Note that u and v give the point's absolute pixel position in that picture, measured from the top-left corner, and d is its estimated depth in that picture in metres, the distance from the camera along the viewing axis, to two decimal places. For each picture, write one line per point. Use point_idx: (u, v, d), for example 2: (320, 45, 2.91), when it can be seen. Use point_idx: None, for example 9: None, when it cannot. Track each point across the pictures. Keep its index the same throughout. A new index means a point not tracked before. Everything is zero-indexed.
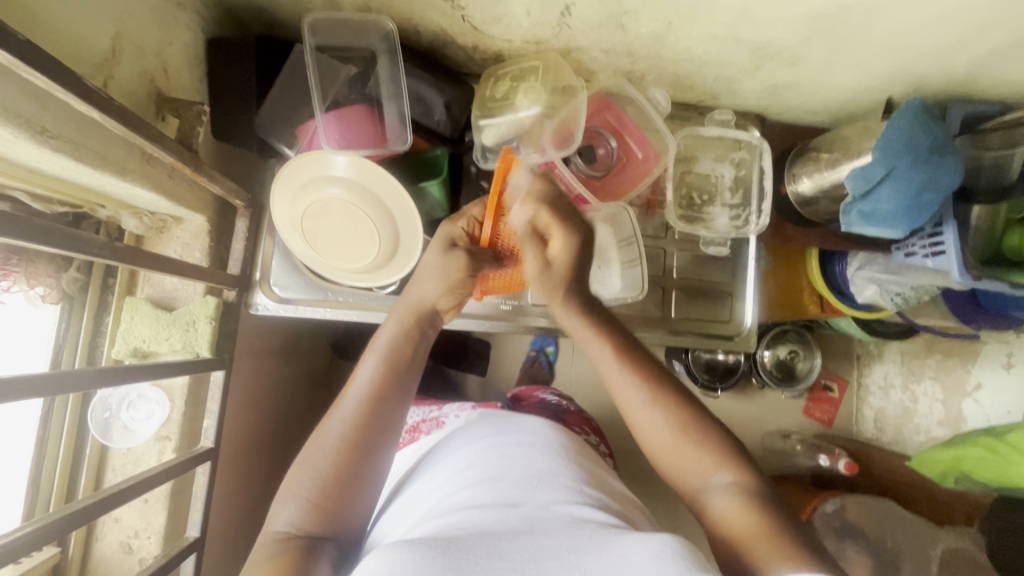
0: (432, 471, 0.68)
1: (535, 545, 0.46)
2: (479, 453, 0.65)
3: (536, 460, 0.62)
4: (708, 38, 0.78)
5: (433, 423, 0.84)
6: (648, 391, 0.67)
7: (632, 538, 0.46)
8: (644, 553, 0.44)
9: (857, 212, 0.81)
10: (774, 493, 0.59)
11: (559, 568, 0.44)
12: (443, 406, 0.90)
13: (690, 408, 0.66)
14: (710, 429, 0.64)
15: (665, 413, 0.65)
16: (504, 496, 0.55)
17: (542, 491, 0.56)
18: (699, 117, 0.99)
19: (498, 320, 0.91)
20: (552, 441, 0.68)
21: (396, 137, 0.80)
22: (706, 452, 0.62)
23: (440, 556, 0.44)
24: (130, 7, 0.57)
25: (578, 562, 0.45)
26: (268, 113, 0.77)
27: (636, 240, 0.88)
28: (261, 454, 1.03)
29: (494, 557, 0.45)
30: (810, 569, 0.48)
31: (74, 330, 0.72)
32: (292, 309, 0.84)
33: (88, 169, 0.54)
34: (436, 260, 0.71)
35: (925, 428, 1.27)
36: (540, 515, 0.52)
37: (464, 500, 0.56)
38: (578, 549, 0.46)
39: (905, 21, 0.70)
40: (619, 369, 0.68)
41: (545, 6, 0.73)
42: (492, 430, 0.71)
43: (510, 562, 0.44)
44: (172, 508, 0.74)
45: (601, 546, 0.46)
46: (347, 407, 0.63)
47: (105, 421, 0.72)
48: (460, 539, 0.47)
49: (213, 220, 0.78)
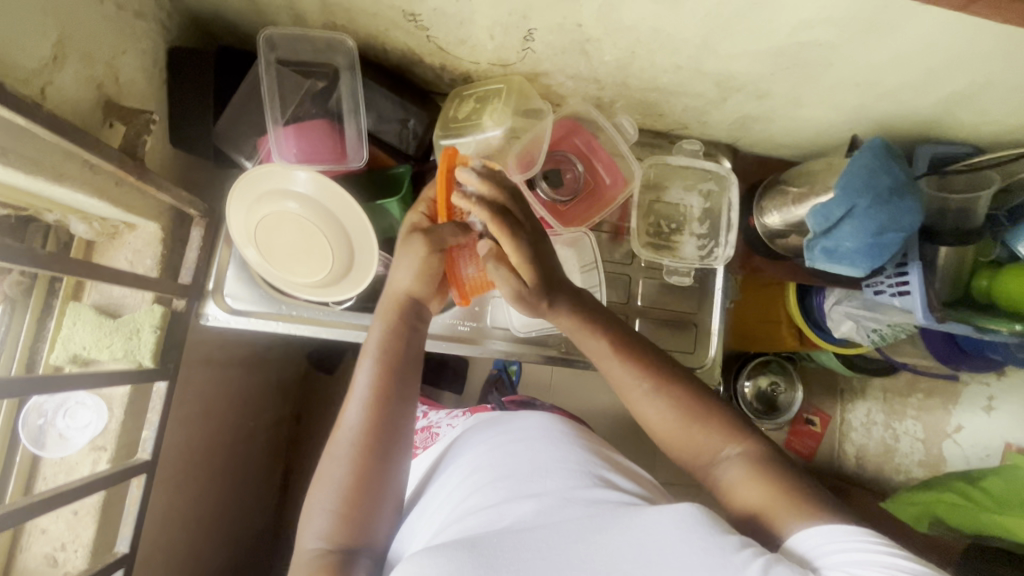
0: (444, 479, 0.66)
1: (557, 532, 0.49)
2: (486, 447, 0.65)
3: (542, 448, 0.62)
4: (673, 68, 0.78)
5: (427, 435, 0.85)
6: (650, 380, 0.66)
7: (653, 512, 0.49)
8: (666, 522, 0.48)
9: (820, 249, 0.79)
10: (782, 456, 0.60)
11: (587, 550, 0.46)
12: (431, 416, 0.91)
13: (694, 391, 0.66)
14: (713, 405, 0.65)
15: (668, 400, 0.65)
16: (518, 488, 0.56)
17: (555, 478, 0.57)
18: (668, 146, 0.99)
19: (457, 341, 0.90)
20: (552, 429, 0.66)
21: (355, 152, 0.79)
22: (712, 432, 0.62)
23: (469, 556, 0.47)
24: (78, 15, 0.57)
25: (603, 538, 0.47)
26: (227, 125, 0.77)
27: (597, 267, 0.89)
28: (216, 466, 1.00)
29: (521, 548, 0.47)
30: (822, 523, 0.50)
31: (14, 334, 0.71)
32: (244, 322, 0.82)
33: (18, 174, 0.54)
34: (409, 260, 0.68)
35: (905, 467, 1.22)
36: (558, 503, 0.53)
37: (477, 502, 0.56)
38: (600, 529, 0.48)
39: (864, 62, 0.70)
40: (617, 366, 0.68)
41: (507, 30, 0.73)
42: (502, 422, 0.70)
43: (537, 551, 0.47)
44: (103, 520, 0.72)
45: (623, 522, 0.49)
46: (350, 415, 0.63)
47: (39, 428, 0.71)
48: (485, 537, 0.49)
49: (167, 227, 0.77)
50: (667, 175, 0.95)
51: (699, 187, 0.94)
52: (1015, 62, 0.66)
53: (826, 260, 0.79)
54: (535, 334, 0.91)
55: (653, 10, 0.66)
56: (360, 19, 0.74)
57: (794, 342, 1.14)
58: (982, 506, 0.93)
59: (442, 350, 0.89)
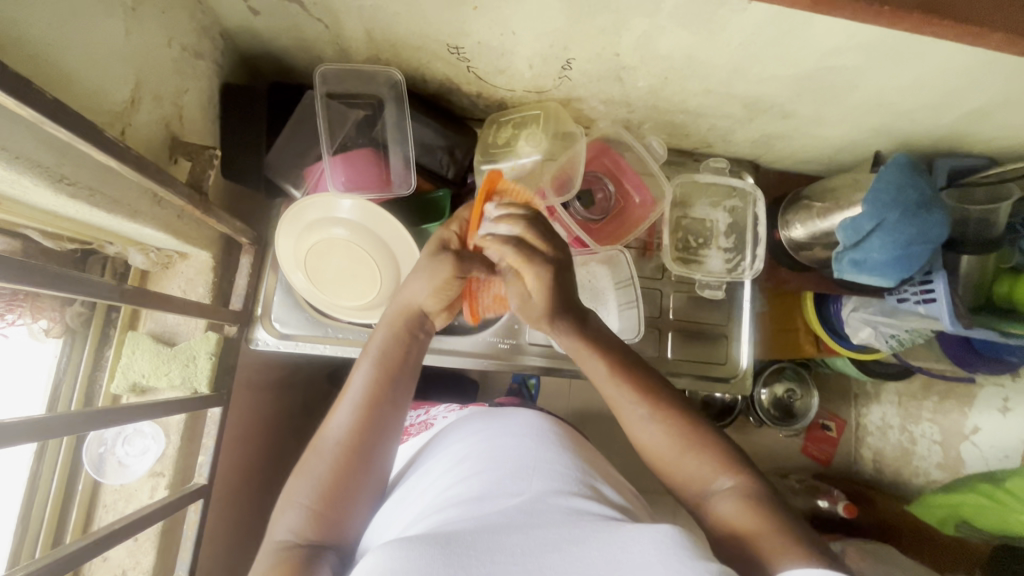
0: (426, 468, 0.66)
1: (535, 539, 0.47)
2: (470, 444, 0.64)
3: (528, 446, 0.61)
4: (704, 92, 0.81)
5: (422, 426, 0.82)
6: (648, 406, 0.64)
7: (631, 530, 0.47)
8: (645, 545, 0.45)
9: (848, 261, 0.82)
10: (775, 492, 0.58)
11: (561, 561, 0.45)
12: (430, 411, 0.88)
13: (688, 417, 0.64)
14: (708, 433, 0.63)
15: (666, 428, 0.63)
16: (499, 488, 0.54)
17: (539, 479, 0.56)
18: (694, 163, 1.02)
19: (495, 359, 0.92)
20: (542, 427, 0.66)
21: (401, 180, 0.83)
22: (704, 456, 0.62)
23: (440, 553, 0.45)
24: (149, 59, 0.60)
25: (580, 553, 0.45)
26: (278, 154, 0.81)
27: (633, 283, 0.90)
28: (257, 487, 1.02)
29: (495, 551, 0.45)
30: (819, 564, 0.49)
31: (74, 364, 0.73)
32: (292, 345, 0.84)
33: (101, 213, 0.56)
34: (424, 268, 0.68)
35: (924, 470, 1.24)
36: (537, 507, 0.52)
37: (458, 497, 0.55)
38: (576, 539, 0.47)
39: (889, 84, 0.73)
40: (615, 381, 0.66)
41: (546, 60, 0.76)
42: (489, 420, 0.68)
43: (510, 556, 0.45)
44: (162, 545, 0.73)
45: (601, 538, 0.47)
46: (343, 412, 0.63)
47: (100, 455, 0.73)
48: (460, 533, 0.47)
49: (217, 255, 0.79)
50: (693, 192, 0.98)
51: (724, 204, 0.97)
52: None
53: (855, 271, 0.82)
54: None
55: (690, 41, 0.69)
56: (404, 53, 0.77)
57: (813, 350, 1.16)
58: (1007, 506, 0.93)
59: (482, 367, 0.92)
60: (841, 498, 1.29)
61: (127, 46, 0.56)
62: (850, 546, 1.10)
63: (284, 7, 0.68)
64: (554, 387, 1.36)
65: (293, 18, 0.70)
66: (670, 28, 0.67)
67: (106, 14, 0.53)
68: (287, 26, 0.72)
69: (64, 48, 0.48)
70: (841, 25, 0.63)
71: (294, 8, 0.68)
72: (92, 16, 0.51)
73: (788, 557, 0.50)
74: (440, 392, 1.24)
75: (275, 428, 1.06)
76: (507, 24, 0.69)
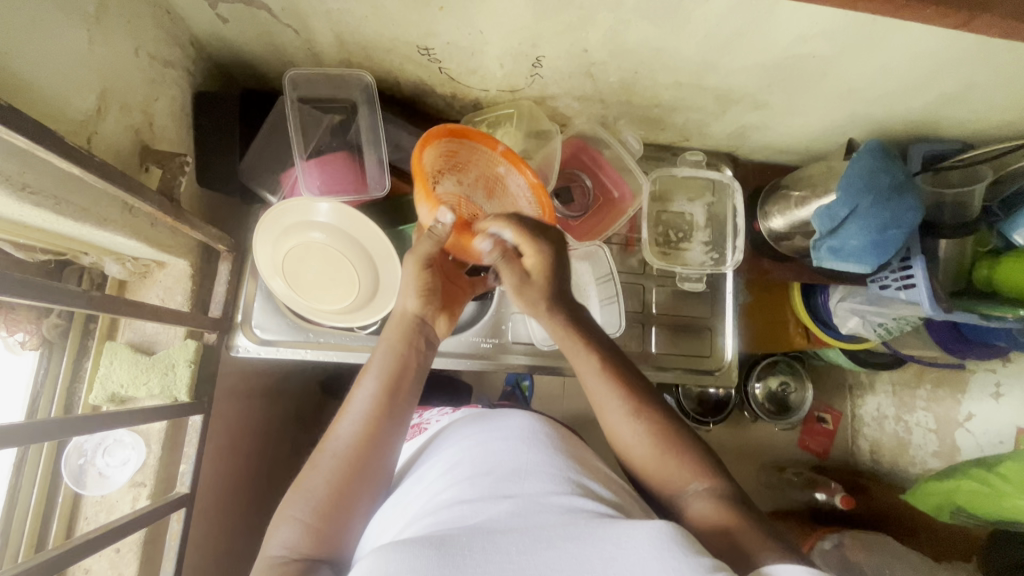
0: (420, 473, 0.65)
1: (530, 537, 0.45)
2: (461, 449, 0.63)
3: (520, 449, 0.60)
4: (675, 85, 0.81)
5: (415, 431, 0.82)
6: (629, 404, 0.65)
7: (624, 526, 0.46)
8: (640, 542, 0.44)
9: (826, 248, 0.82)
10: (746, 495, 0.60)
11: (558, 558, 0.43)
12: (421, 415, 0.88)
13: (671, 422, 0.64)
14: (690, 442, 0.63)
15: (645, 426, 0.64)
16: (490, 492, 0.53)
17: (529, 483, 0.55)
18: (672, 157, 1.03)
19: (479, 358, 0.91)
20: (533, 429, 0.65)
21: (376, 182, 0.83)
22: (685, 461, 0.62)
23: (435, 555, 0.43)
24: (114, 66, 0.61)
25: (575, 552, 0.44)
26: (252, 161, 0.82)
27: (613, 277, 0.91)
28: (246, 498, 1.01)
29: (489, 551, 0.44)
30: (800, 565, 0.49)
31: (53, 375, 0.73)
32: (273, 351, 0.84)
33: (68, 220, 0.57)
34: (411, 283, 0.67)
35: (921, 459, 1.22)
36: (530, 509, 0.51)
37: (452, 498, 0.54)
38: (571, 536, 0.45)
39: (855, 71, 0.74)
40: (599, 378, 0.66)
41: (517, 59, 0.77)
42: (479, 426, 0.67)
43: (506, 555, 0.44)
44: (145, 556, 0.73)
45: (597, 534, 0.45)
46: (343, 429, 0.62)
47: (79, 468, 0.72)
48: (455, 535, 0.46)
49: (195, 263, 0.79)
50: (672, 185, 0.98)
51: (702, 198, 0.97)
52: (1003, 64, 0.70)
53: (832, 259, 0.82)
54: (555, 347, 0.92)
55: (656, 33, 0.69)
56: (375, 56, 0.77)
57: (802, 341, 1.15)
58: (1003, 492, 0.91)
59: (465, 367, 0.91)
60: (837, 490, 1.26)
61: (90, 55, 0.57)
62: (847, 536, 1.09)
63: (253, 13, 0.69)
64: (546, 387, 1.35)
65: (262, 24, 0.71)
66: (636, 20, 0.67)
67: (68, 24, 0.54)
68: (256, 31, 0.73)
69: (22, 57, 0.49)
70: (804, 11, 0.63)
71: (263, 14, 0.69)
72: (52, 27, 0.52)
73: (767, 554, 0.51)
74: (430, 396, 1.22)
75: (263, 438, 1.05)
76: (473, 22, 0.69)
